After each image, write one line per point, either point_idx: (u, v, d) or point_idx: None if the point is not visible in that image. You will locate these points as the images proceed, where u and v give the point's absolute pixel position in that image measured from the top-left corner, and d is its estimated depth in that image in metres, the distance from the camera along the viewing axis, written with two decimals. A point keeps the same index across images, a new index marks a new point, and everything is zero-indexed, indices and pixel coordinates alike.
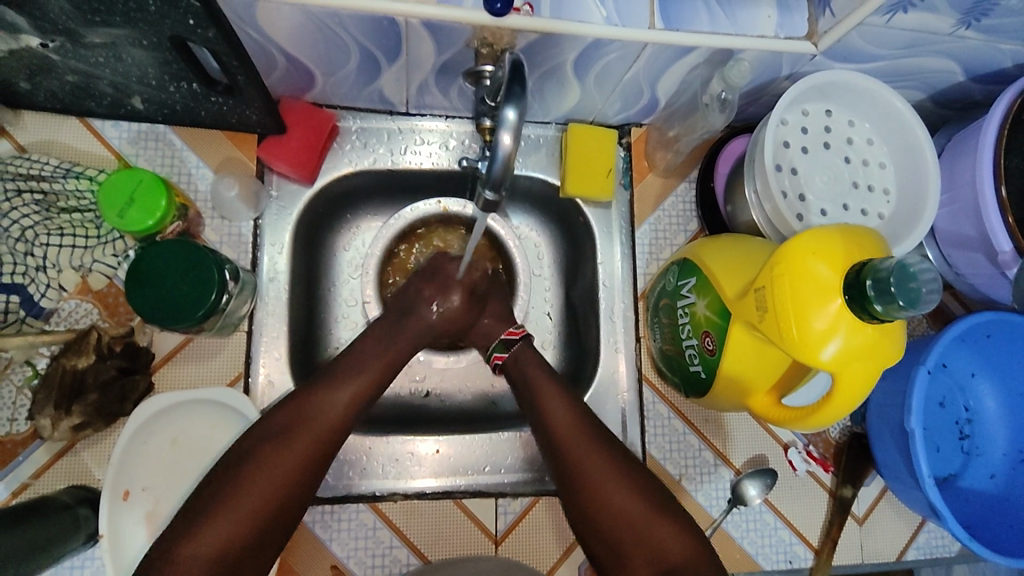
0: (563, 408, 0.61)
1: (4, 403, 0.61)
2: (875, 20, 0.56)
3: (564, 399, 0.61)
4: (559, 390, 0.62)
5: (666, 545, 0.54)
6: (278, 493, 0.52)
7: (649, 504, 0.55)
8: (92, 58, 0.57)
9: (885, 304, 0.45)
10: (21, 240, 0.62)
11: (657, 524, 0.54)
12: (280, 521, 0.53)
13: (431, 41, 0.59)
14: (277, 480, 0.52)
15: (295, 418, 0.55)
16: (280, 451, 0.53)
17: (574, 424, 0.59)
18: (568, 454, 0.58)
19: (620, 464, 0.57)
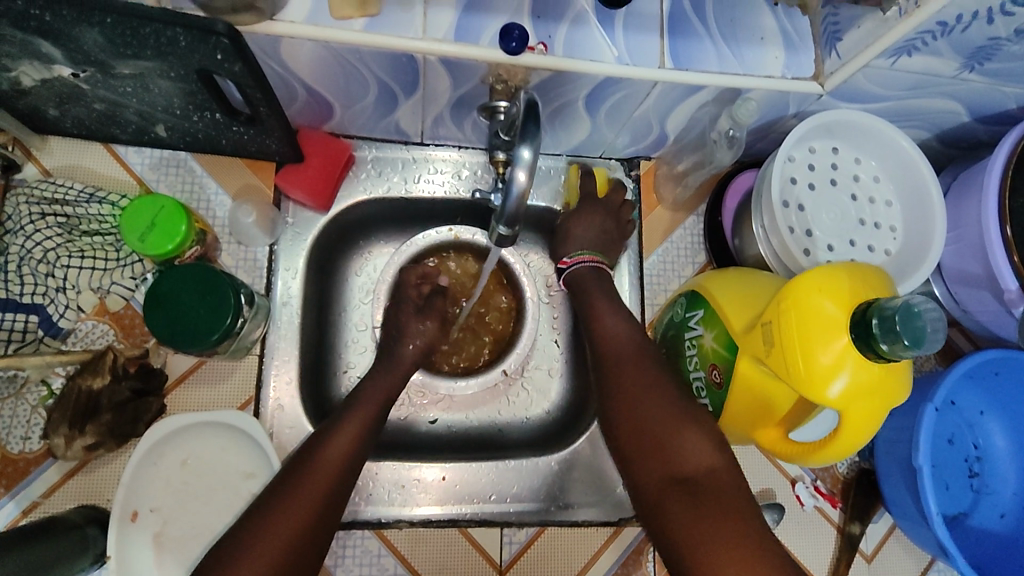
0: (617, 325, 0.67)
1: (19, 421, 0.63)
2: (880, 63, 0.58)
3: (625, 325, 0.67)
4: (616, 311, 0.69)
5: (688, 454, 0.56)
6: (301, 534, 0.53)
7: (681, 413, 0.58)
8: (120, 88, 0.59)
9: (891, 342, 0.46)
10: (43, 261, 0.64)
11: (681, 433, 0.57)
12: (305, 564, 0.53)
13: (447, 77, 0.61)
14: (295, 521, 0.53)
15: (306, 460, 0.58)
16: (297, 494, 0.55)
17: (624, 337, 0.66)
18: (612, 363, 0.64)
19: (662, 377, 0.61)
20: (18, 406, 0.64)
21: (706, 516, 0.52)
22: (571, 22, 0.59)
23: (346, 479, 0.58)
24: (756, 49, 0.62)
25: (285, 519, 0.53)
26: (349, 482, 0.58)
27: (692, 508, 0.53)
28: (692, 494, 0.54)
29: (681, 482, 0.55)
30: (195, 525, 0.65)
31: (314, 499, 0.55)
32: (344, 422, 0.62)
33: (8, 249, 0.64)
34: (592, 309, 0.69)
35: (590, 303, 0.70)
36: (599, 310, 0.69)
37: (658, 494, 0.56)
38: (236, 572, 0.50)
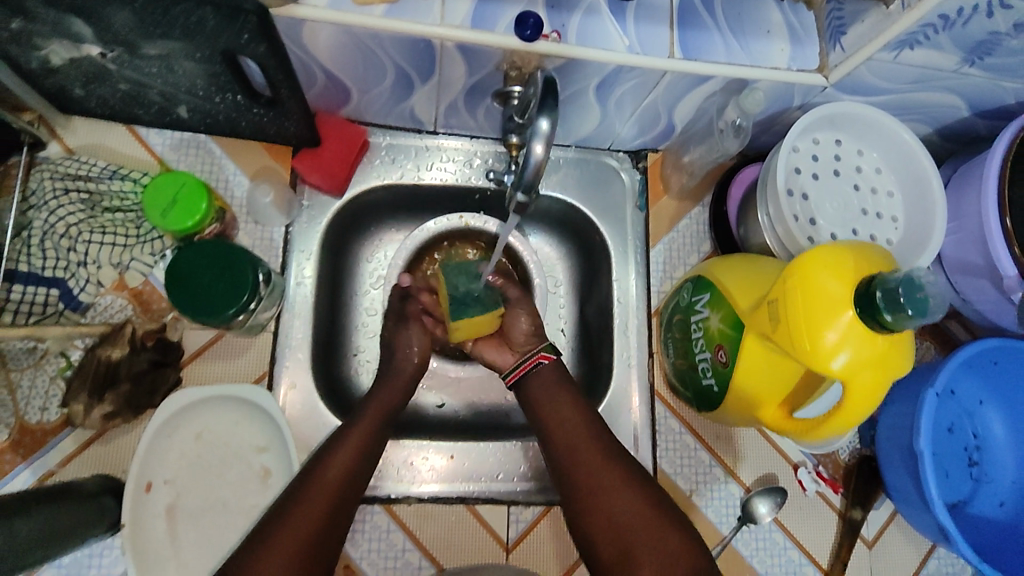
0: (575, 412, 0.64)
1: (38, 392, 0.65)
2: (884, 56, 0.60)
3: (582, 412, 0.64)
4: (571, 392, 0.66)
5: (675, 556, 0.53)
6: (310, 542, 0.54)
7: (654, 513, 0.56)
8: (145, 69, 0.60)
9: (894, 313, 0.48)
10: (65, 236, 0.65)
11: (660, 535, 0.55)
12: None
13: (463, 63, 0.63)
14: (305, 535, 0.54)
15: (313, 472, 0.59)
16: (304, 506, 0.56)
17: (583, 425, 0.63)
18: (575, 452, 0.61)
19: (626, 468, 0.60)
20: (37, 377, 0.65)
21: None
22: (584, 12, 0.61)
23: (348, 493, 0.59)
24: (762, 41, 0.64)
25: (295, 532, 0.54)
26: (352, 494, 0.59)
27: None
28: None
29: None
30: (209, 497, 0.66)
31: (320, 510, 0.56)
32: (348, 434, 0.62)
33: (31, 224, 0.66)
34: (544, 394, 0.66)
35: (543, 381, 0.67)
36: (554, 390, 0.66)
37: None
38: None
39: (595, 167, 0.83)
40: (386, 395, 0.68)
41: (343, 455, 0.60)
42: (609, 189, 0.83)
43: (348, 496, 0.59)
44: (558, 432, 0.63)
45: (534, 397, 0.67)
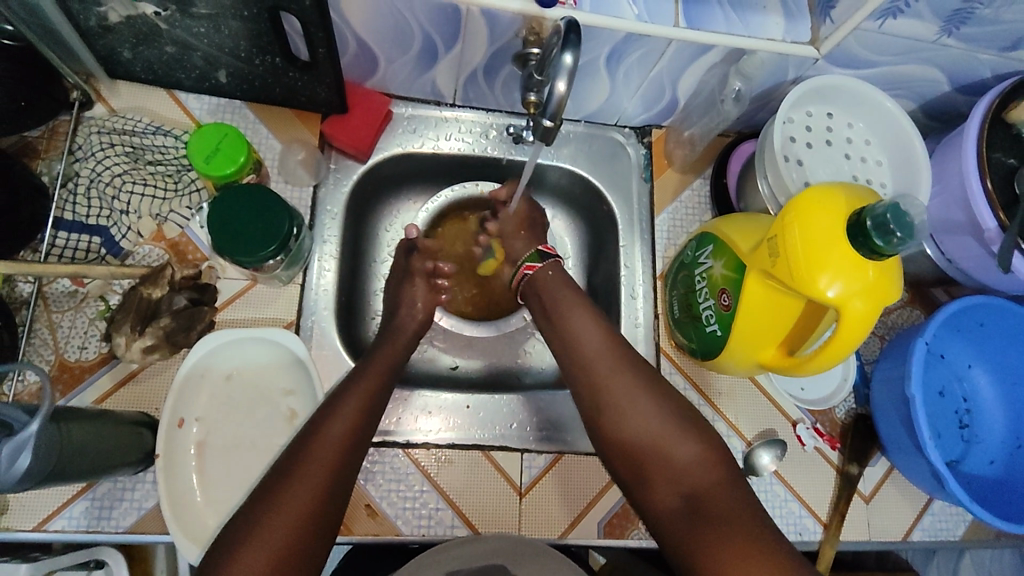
0: (600, 341, 0.68)
1: (77, 332, 0.68)
2: (869, 25, 0.66)
3: (603, 335, 0.68)
4: (596, 319, 0.70)
5: (689, 473, 0.60)
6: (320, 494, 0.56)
7: (671, 428, 0.62)
8: (195, 29, 0.66)
9: (885, 238, 0.52)
10: (110, 185, 0.70)
11: (674, 450, 0.61)
12: (327, 530, 0.55)
13: (485, 30, 0.68)
14: (311, 496, 0.55)
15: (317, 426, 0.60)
16: (311, 456, 0.57)
17: (606, 354, 0.67)
18: (597, 381, 0.66)
19: (648, 394, 0.64)
20: (76, 318, 0.68)
21: (719, 533, 0.55)
22: None
23: (356, 443, 0.60)
24: (759, 15, 0.70)
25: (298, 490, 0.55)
26: (360, 443, 0.61)
27: (704, 527, 0.56)
28: (699, 505, 0.58)
29: (689, 505, 0.58)
30: (239, 436, 0.70)
31: (327, 460, 0.57)
32: (350, 390, 0.64)
33: (78, 175, 0.70)
34: (566, 320, 0.70)
35: (567, 316, 0.70)
36: (576, 325, 0.69)
37: (672, 517, 0.59)
38: (259, 526, 0.53)
39: (603, 142, 0.88)
40: (383, 358, 0.69)
41: (342, 415, 0.61)
42: (616, 163, 0.88)
43: (353, 454, 0.60)
44: (580, 354, 0.68)
45: (558, 332, 0.70)
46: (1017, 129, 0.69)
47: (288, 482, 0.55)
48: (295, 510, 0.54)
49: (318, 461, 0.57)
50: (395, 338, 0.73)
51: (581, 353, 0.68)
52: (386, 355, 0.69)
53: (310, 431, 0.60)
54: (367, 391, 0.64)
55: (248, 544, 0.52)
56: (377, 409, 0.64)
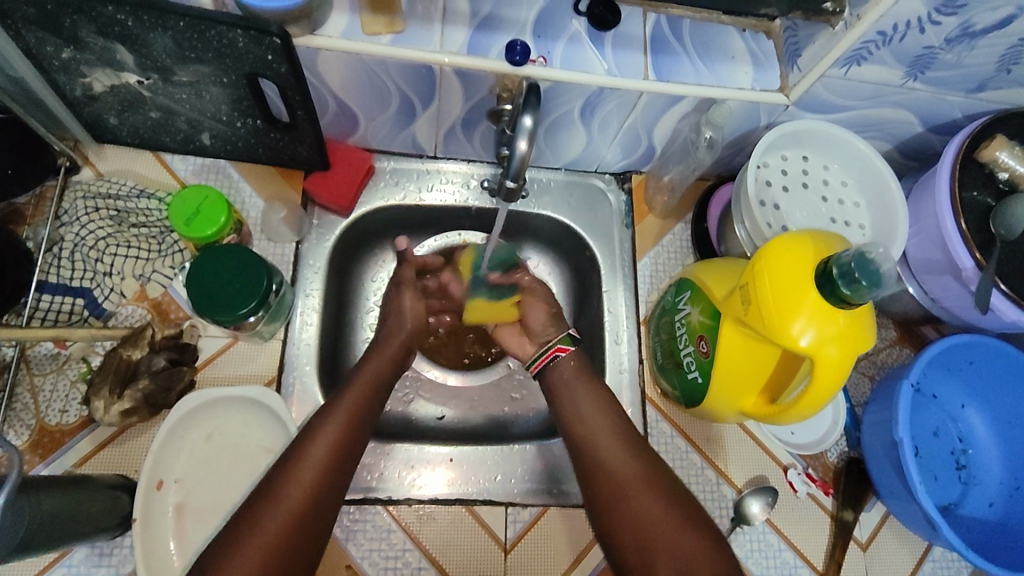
0: (607, 429, 0.66)
1: (58, 395, 0.68)
2: (835, 72, 0.67)
3: (602, 407, 0.68)
4: (594, 392, 0.69)
5: (692, 556, 0.56)
6: (321, 486, 0.58)
7: (673, 511, 0.59)
8: (177, 95, 0.68)
9: (851, 287, 0.52)
10: (94, 248, 0.71)
11: (677, 532, 0.57)
12: (328, 519, 0.58)
13: (461, 89, 0.70)
14: (303, 500, 0.56)
15: (317, 414, 0.62)
16: (312, 443, 0.59)
17: (608, 427, 0.66)
18: (606, 468, 0.63)
19: (652, 472, 0.62)
20: (58, 381, 0.69)
21: None
22: (567, 40, 0.69)
23: (358, 436, 0.62)
24: (727, 65, 0.71)
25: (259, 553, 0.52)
26: (362, 435, 0.63)
27: None
28: None
29: None
30: (218, 496, 0.69)
31: (326, 448, 0.60)
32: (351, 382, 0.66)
33: (62, 239, 0.71)
34: (552, 384, 0.71)
35: (558, 383, 0.71)
36: (580, 399, 0.68)
37: None
38: (263, 513, 0.54)
39: (585, 189, 0.89)
40: (382, 350, 0.72)
41: (338, 413, 0.62)
42: (597, 209, 0.89)
43: (327, 505, 0.58)
44: (580, 424, 0.67)
45: (566, 419, 0.68)
46: (989, 168, 0.70)
47: (282, 485, 0.56)
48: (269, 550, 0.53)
49: (284, 510, 0.55)
50: (392, 332, 0.75)
51: (582, 424, 0.67)
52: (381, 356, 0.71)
53: (314, 418, 0.62)
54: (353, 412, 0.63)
55: (252, 532, 0.53)
56: (362, 439, 0.63)
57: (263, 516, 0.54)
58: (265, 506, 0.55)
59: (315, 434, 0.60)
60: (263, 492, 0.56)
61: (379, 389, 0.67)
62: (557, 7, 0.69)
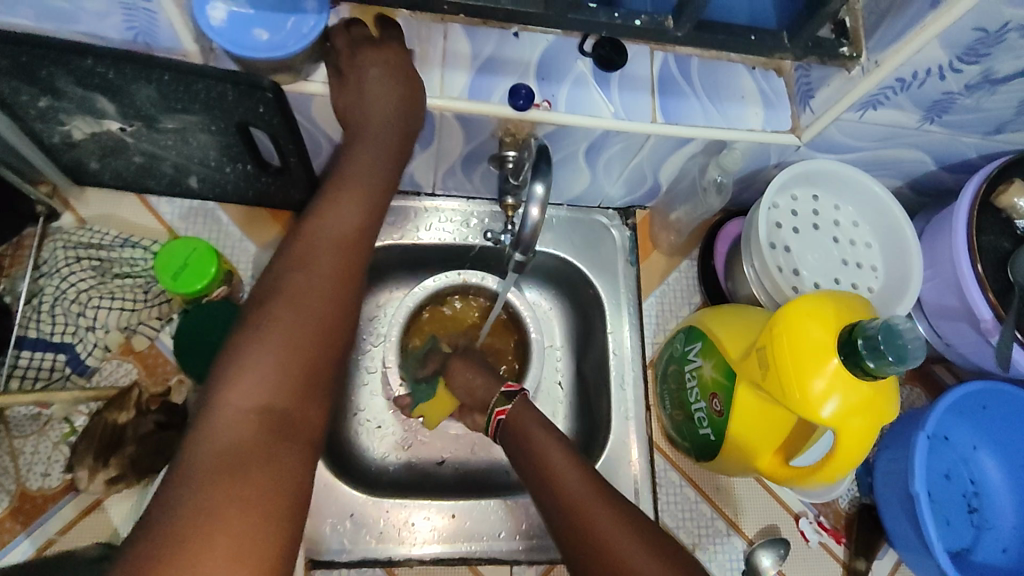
0: (582, 483, 0.61)
1: (40, 458, 0.65)
2: (850, 116, 0.65)
3: (573, 461, 0.63)
4: (562, 444, 0.64)
5: None
6: (308, 328, 0.51)
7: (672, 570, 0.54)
8: (162, 141, 0.64)
9: (877, 360, 0.50)
10: (76, 301, 0.67)
11: None
12: (319, 389, 0.51)
13: (461, 131, 0.67)
14: (281, 355, 0.49)
15: (303, 229, 0.56)
16: (288, 302, 0.52)
17: (586, 482, 0.61)
18: (591, 527, 0.58)
19: (640, 529, 0.57)
20: (40, 443, 0.65)
21: None
22: (572, 82, 0.66)
23: (351, 254, 0.56)
24: (738, 106, 0.68)
25: (231, 427, 0.46)
26: (358, 245, 0.57)
27: None
28: None
29: None
30: None
31: (308, 297, 0.52)
32: (334, 206, 0.57)
33: (42, 291, 0.68)
34: (523, 428, 0.66)
35: (527, 431, 0.66)
36: (549, 453, 0.63)
37: None
38: (233, 386, 0.47)
39: (588, 225, 0.87)
40: (359, 175, 0.59)
41: (329, 226, 0.56)
42: (601, 247, 0.86)
43: (315, 373, 0.50)
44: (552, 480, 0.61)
45: (540, 472, 0.63)
46: (1007, 214, 0.68)
47: (259, 330, 0.50)
48: (250, 424, 0.46)
49: (272, 330, 0.50)
50: (366, 142, 0.59)
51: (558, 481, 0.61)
52: (363, 177, 0.59)
53: (298, 238, 0.56)
54: (343, 227, 0.57)
55: (229, 385, 0.47)
56: (354, 268, 0.56)
57: (232, 389, 0.47)
58: (234, 376, 0.47)
59: (300, 264, 0.54)
60: (229, 361, 0.48)
61: (373, 198, 0.59)
62: (560, 47, 0.66)
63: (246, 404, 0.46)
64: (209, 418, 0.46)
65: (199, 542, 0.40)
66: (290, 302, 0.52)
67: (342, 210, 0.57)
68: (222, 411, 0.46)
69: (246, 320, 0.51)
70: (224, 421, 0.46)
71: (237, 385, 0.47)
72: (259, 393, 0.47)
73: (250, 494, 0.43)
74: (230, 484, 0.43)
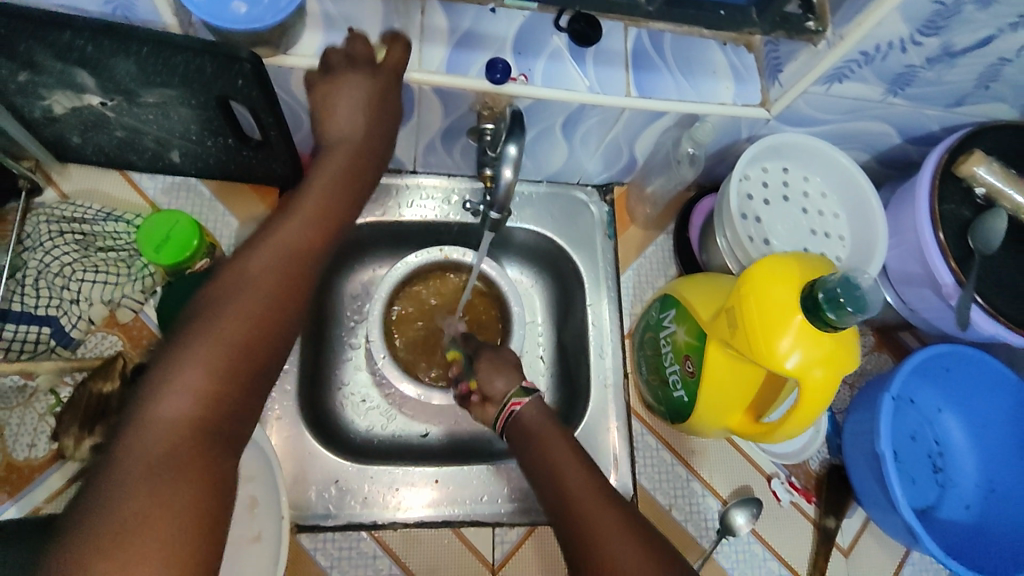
0: (579, 475, 0.62)
1: (26, 429, 0.66)
2: (817, 89, 0.67)
3: (574, 453, 0.64)
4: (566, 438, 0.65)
5: None
6: (252, 330, 0.48)
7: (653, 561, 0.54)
8: (143, 116, 0.65)
9: (836, 311, 0.52)
10: (59, 274, 0.68)
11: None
12: (258, 394, 0.48)
13: (440, 105, 0.69)
14: (222, 356, 0.46)
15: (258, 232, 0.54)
16: (237, 301, 0.49)
17: (582, 472, 0.62)
18: (580, 517, 0.59)
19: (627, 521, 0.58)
20: (25, 415, 0.66)
21: None
22: (548, 57, 0.67)
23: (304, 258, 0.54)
24: (709, 81, 0.70)
25: (162, 429, 0.43)
26: (313, 251, 0.54)
27: None
28: None
29: None
30: None
31: (259, 296, 0.50)
32: (291, 212, 0.55)
33: (25, 266, 0.68)
34: (527, 424, 0.68)
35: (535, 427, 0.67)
36: (551, 445, 0.65)
37: None
38: (169, 387, 0.44)
39: (566, 200, 0.89)
40: (322, 184, 0.58)
41: (285, 230, 0.54)
42: (579, 221, 0.88)
43: (255, 376, 0.48)
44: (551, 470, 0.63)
45: (541, 462, 0.64)
46: (967, 182, 0.70)
47: (200, 331, 0.47)
48: (180, 429, 0.43)
49: (224, 327, 0.47)
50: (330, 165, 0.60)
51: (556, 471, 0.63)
52: (324, 183, 0.58)
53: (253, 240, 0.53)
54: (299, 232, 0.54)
55: (165, 385, 0.44)
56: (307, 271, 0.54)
57: (168, 391, 0.44)
58: (171, 376, 0.44)
59: (251, 266, 0.51)
60: (168, 361, 0.45)
61: (331, 206, 0.57)
62: (535, 22, 0.68)
63: (181, 407, 0.44)
64: (145, 425, 0.43)
65: (134, 557, 0.38)
66: (241, 308, 0.49)
67: (300, 218, 0.55)
68: (162, 417, 0.43)
69: (191, 317, 0.49)
70: (158, 430, 0.43)
71: (179, 392, 0.44)
72: (193, 396, 0.44)
73: (185, 508, 0.40)
74: (171, 499, 0.40)
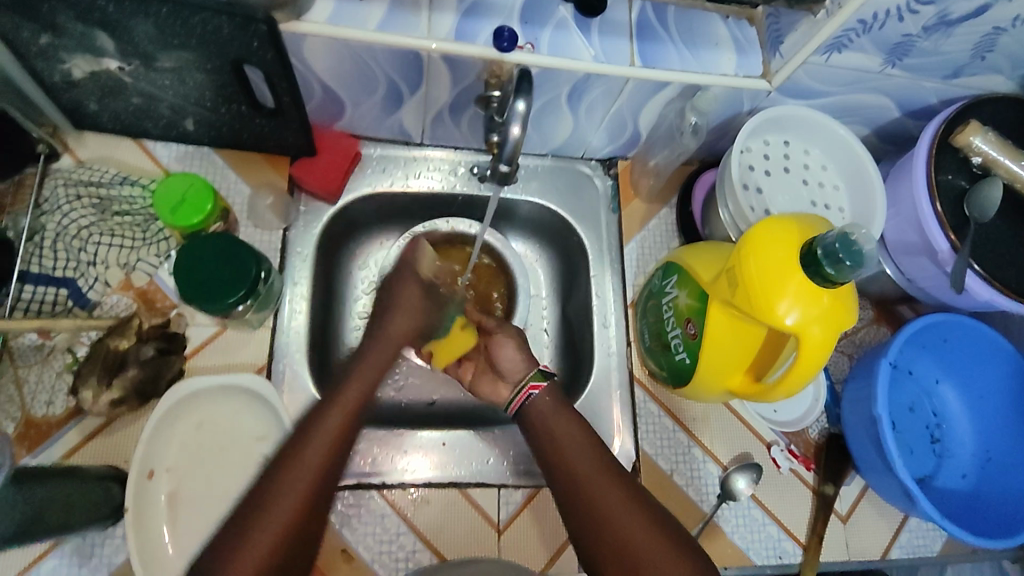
0: (587, 454, 0.64)
1: (44, 387, 0.67)
2: (816, 59, 0.69)
3: (581, 433, 0.66)
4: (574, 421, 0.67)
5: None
6: (301, 513, 0.56)
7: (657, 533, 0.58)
8: (159, 81, 0.67)
9: (834, 265, 0.54)
10: (76, 237, 0.70)
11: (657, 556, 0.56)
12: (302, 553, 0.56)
13: (448, 75, 0.70)
14: (275, 539, 0.54)
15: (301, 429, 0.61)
16: (292, 476, 0.57)
17: (589, 452, 0.64)
18: (590, 495, 0.61)
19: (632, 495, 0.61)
20: (43, 373, 0.67)
21: None
22: (554, 27, 0.69)
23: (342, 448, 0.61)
24: (711, 52, 0.72)
25: None
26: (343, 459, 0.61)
27: None
28: None
29: None
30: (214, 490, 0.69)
31: (310, 474, 0.58)
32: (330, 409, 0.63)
33: (44, 228, 0.70)
34: (540, 412, 0.68)
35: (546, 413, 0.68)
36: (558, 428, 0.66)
37: None
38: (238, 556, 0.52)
39: (570, 174, 0.90)
40: (353, 386, 0.65)
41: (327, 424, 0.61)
42: (583, 195, 0.90)
43: (298, 546, 0.55)
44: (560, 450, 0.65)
45: (549, 443, 0.66)
46: (964, 153, 0.72)
47: (267, 506, 0.55)
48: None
49: (276, 513, 0.55)
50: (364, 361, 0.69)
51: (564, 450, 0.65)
52: (358, 382, 0.66)
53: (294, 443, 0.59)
54: (335, 426, 0.61)
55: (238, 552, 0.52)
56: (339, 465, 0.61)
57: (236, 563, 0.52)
58: (240, 542, 0.53)
59: (299, 454, 0.59)
60: (238, 526, 0.54)
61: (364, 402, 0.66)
62: None
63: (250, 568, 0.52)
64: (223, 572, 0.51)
65: None
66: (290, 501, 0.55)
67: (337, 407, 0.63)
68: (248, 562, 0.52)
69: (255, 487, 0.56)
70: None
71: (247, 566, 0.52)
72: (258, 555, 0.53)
73: None
74: None
